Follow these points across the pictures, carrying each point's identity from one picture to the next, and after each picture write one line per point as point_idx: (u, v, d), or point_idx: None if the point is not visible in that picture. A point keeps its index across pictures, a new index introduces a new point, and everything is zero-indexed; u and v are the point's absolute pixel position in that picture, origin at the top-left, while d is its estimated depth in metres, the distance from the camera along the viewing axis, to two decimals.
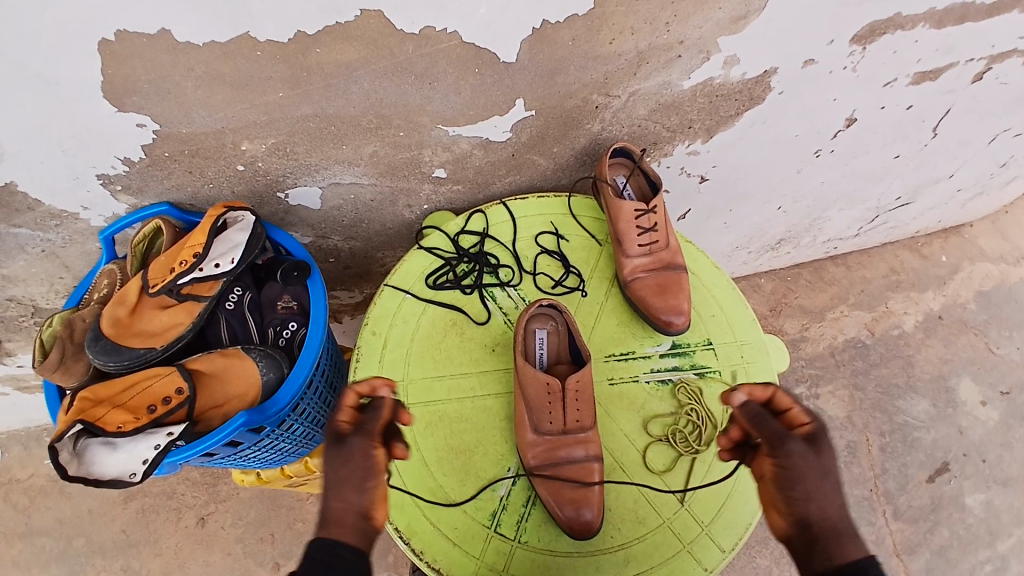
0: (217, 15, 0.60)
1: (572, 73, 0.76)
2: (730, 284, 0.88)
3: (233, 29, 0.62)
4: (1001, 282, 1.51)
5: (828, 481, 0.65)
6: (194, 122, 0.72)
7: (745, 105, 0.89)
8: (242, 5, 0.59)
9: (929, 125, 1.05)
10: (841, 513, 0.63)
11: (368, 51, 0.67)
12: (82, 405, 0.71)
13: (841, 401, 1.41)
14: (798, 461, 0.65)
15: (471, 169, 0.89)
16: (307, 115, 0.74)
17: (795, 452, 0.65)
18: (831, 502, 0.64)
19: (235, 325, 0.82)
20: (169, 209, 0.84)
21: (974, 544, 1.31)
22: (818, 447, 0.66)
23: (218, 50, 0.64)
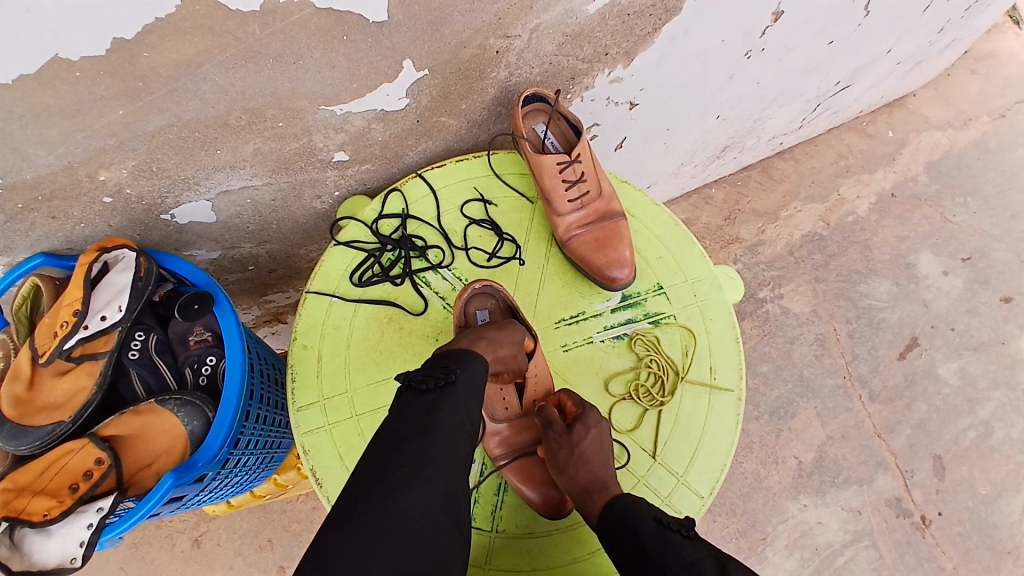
0: (12, 42, 0.49)
1: (459, 20, 0.65)
2: (673, 221, 0.83)
3: (38, 54, 0.50)
4: (950, 149, 1.48)
5: (578, 455, 0.70)
6: (37, 164, 0.61)
7: (661, 19, 0.79)
8: (37, 23, 0.48)
9: (861, 3, 0.98)
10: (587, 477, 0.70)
11: (207, 41, 0.55)
12: (4, 497, 0.64)
13: (805, 296, 1.41)
14: (556, 444, 0.72)
15: (376, 145, 0.79)
16: (162, 127, 0.62)
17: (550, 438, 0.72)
18: (580, 471, 0.70)
19: (147, 374, 0.74)
20: (46, 259, 0.73)
21: (953, 413, 1.36)
22: (571, 429, 0.72)
23: (31, 82, 0.53)
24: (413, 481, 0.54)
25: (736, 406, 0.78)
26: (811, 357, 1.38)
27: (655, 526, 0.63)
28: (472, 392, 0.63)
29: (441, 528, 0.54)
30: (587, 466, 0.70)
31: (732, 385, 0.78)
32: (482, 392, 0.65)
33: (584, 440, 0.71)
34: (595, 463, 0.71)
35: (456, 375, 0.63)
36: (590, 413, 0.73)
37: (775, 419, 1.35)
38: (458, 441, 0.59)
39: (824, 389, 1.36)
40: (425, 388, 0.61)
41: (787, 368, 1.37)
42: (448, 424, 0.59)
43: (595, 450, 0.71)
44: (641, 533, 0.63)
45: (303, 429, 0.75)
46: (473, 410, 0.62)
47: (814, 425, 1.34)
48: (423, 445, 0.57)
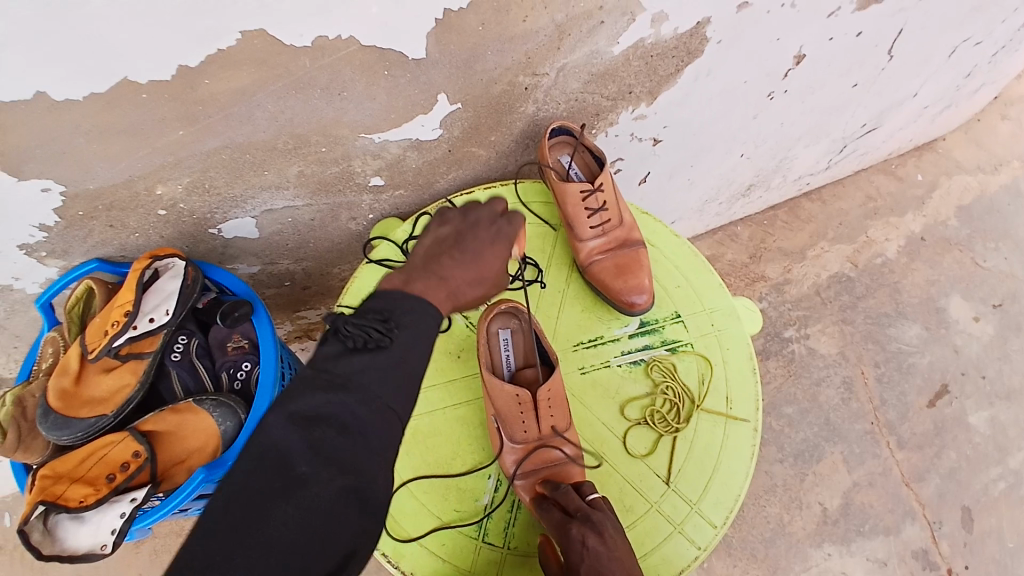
0: (87, 67, 0.55)
1: (491, 58, 0.71)
2: (691, 252, 0.86)
3: (108, 77, 0.57)
4: (981, 193, 1.47)
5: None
6: (98, 176, 0.67)
7: (684, 61, 0.84)
8: (109, 50, 0.54)
9: (884, 48, 1.01)
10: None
11: (261, 72, 0.62)
12: (43, 483, 0.69)
13: (831, 337, 1.39)
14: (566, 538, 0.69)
15: (409, 172, 0.85)
16: (216, 148, 0.69)
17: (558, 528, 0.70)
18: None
19: (186, 376, 0.79)
20: (99, 265, 0.79)
21: (983, 462, 1.32)
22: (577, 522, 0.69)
23: (100, 101, 0.59)
24: (311, 480, 0.55)
25: (752, 437, 0.78)
26: (837, 400, 1.35)
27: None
28: (400, 358, 0.62)
29: (346, 522, 0.55)
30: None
31: (748, 416, 0.79)
32: (423, 345, 0.65)
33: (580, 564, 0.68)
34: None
35: (392, 336, 0.63)
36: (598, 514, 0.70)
37: (800, 462, 1.32)
38: (379, 423, 0.60)
39: (851, 434, 1.33)
40: (354, 346, 0.62)
41: (813, 411, 1.35)
42: (370, 404, 0.60)
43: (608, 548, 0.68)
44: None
45: None
46: (398, 385, 0.62)
47: (840, 470, 1.31)
48: (333, 432, 0.57)
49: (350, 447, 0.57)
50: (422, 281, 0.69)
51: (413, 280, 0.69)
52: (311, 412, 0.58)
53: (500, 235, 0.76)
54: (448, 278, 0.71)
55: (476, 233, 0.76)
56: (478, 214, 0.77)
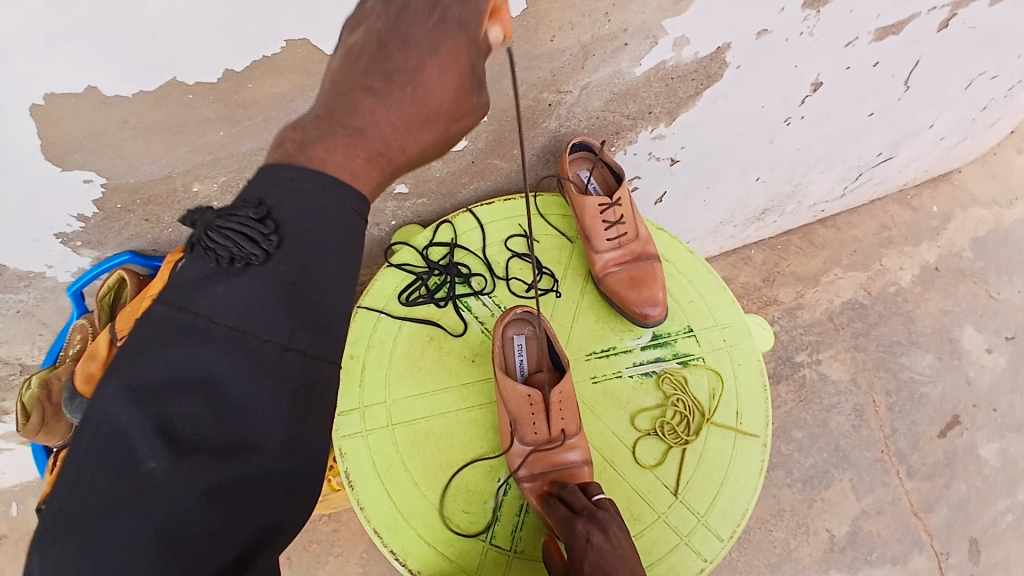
0: (139, 66, 0.58)
1: (518, 74, 0.74)
2: (705, 268, 0.87)
3: (158, 76, 0.60)
4: (996, 226, 1.48)
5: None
6: (139, 171, 0.71)
7: (703, 84, 0.86)
8: (162, 51, 0.58)
9: (900, 78, 1.03)
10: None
11: (301, 79, 0.65)
12: None
13: (843, 364, 1.39)
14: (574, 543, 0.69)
15: (433, 181, 0.87)
16: (253, 149, 0.72)
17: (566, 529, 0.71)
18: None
19: None
20: (132, 257, 0.83)
21: (994, 495, 1.31)
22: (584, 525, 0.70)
23: (148, 98, 0.62)
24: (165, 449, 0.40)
25: (761, 453, 0.79)
26: (848, 427, 1.35)
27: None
28: (284, 268, 0.45)
29: (240, 505, 0.42)
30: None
31: (758, 432, 0.80)
32: (316, 235, 0.46)
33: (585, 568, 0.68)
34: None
35: (274, 239, 0.45)
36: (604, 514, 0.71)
37: (808, 487, 1.31)
38: (252, 367, 0.43)
39: (861, 461, 1.33)
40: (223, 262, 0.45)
41: (823, 437, 1.34)
42: (236, 341, 0.43)
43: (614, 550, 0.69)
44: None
45: (343, 433, 0.80)
46: (282, 306, 0.44)
47: (849, 497, 1.30)
48: (185, 392, 0.42)
49: (218, 405, 0.42)
50: (325, 144, 0.47)
51: (312, 142, 0.47)
52: (150, 366, 0.42)
53: (441, 42, 0.48)
54: (365, 129, 0.47)
55: (406, 38, 0.48)
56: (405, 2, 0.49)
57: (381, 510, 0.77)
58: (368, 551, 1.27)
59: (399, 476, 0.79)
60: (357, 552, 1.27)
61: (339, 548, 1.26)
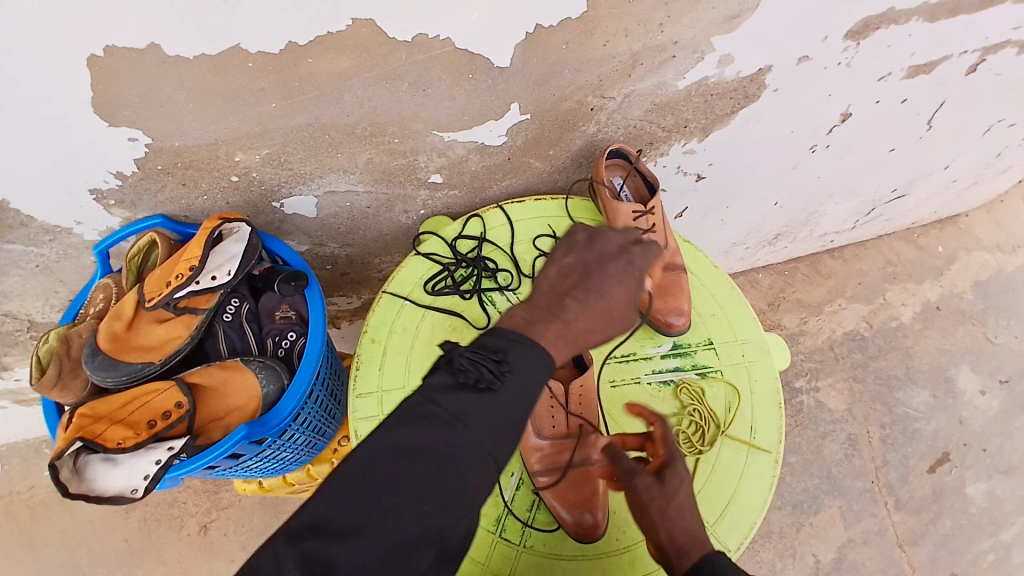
0: (207, 28, 0.59)
1: (566, 76, 0.76)
2: (729, 284, 0.89)
3: (223, 41, 0.61)
4: (998, 271, 1.51)
5: (674, 507, 0.69)
6: (186, 135, 0.71)
7: (740, 103, 0.88)
8: (232, 17, 0.58)
9: (924, 117, 1.06)
10: (684, 533, 0.68)
11: (361, 59, 0.66)
12: (81, 421, 0.71)
13: (840, 393, 1.42)
14: (646, 493, 0.70)
15: (468, 173, 0.89)
16: (301, 124, 0.73)
17: (640, 485, 0.70)
18: (676, 523, 0.69)
19: (233, 336, 0.82)
20: (163, 221, 0.82)
21: (977, 532, 1.33)
22: (662, 480, 0.71)
23: (208, 62, 0.63)
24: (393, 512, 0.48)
25: (772, 468, 0.80)
26: (841, 455, 1.37)
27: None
28: (518, 401, 0.53)
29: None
30: (684, 521, 0.69)
31: (771, 447, 0.81)
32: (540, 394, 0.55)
33: (679, 491, 0.70)
34: (691, 518, 0.70)
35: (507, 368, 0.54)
36: (681, 464, 0.72)
37: (798, 511, 1.33)
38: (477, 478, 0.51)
39: (851, 489, 1.35)
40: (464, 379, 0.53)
41: (816, 463, 1.36)
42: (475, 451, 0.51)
43: (689, 507, 0.70)
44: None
45: (361, 415, 0.81)
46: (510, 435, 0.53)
47: (837, 525, 1.32)
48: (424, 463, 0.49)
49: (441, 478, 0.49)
50: (547, 327, 0.58)
51: (536, 323, 0.58)
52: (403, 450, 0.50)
53: (626, 276, 0.65)
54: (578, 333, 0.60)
55: (604, 268, 0.65)
56: (604, 246, 0.67)
57: None
58: None
59: None
60: None
61: None
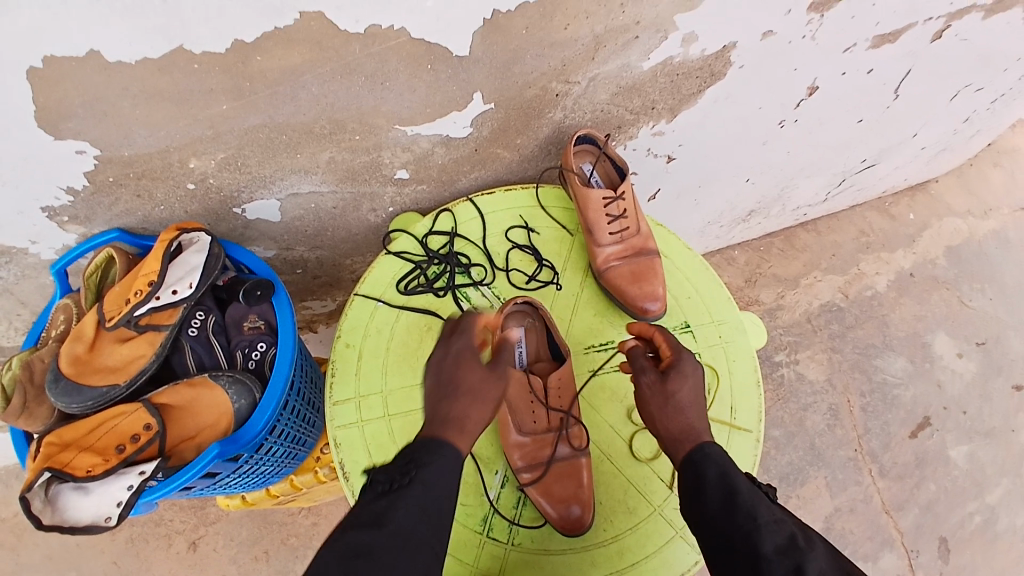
0: (147, 29, 0.56)
1: (529, 62, 0.74)
2: (703, 265, 0.89)
3: (166, 42, 0.58)
4: (969, 236, 1.54)
5: (672, 406, 0.73)
6: (135, 143, 0.68)
7: (706, 82, 0.87)
8: (172, 17, 0.55)
9: (890, 87, 1.06)
10: (679, 427, 0.72)
11: (312, 53, 0.63)
12: (49, 450, 0.67)
13: (820, 364, 1.43)
14: (648, 390, 0.75)
15: (435, 167, 0.86)
16: (256, 125, 0.70)
17: (643, 381, 0.76)
18: (674, 420, 0.72)
19: (201, 351, 0.79)
20: (121, 235, 0.79)
21: (961, 496, 1.36)
22: (664, 377, 0.75)
23: (151, 66, 0.60)
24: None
25: (754, 446, 0.81)
26: (824, 426, 1.39)
27: (748, 484, 0.65)
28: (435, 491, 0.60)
29: None
30: (681, 418, 0.72)
31: (751, 426, 0.81)
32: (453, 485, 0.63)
33: (680, 390, 0.74)
34: (690, 416, 0.72)
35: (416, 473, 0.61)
36: (685, 362, 0.76)
37: (785, 484, 1.35)
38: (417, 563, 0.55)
39: (835, 460, 1.37)
40: (382, 490, 0.60)
41: (800, 435, 1.38)
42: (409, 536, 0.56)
43: (691, 402, 0.73)
44: (736, 482, 0.64)
45: (337, 422, 0.79)
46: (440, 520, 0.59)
47: (823, 495, 1.34)
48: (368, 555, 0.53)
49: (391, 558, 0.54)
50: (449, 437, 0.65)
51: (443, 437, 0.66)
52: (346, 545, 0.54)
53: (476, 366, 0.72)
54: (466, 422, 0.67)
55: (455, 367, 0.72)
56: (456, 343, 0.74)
57: None
58: None
59: None
60: None
61: (318, 541, 1.23)
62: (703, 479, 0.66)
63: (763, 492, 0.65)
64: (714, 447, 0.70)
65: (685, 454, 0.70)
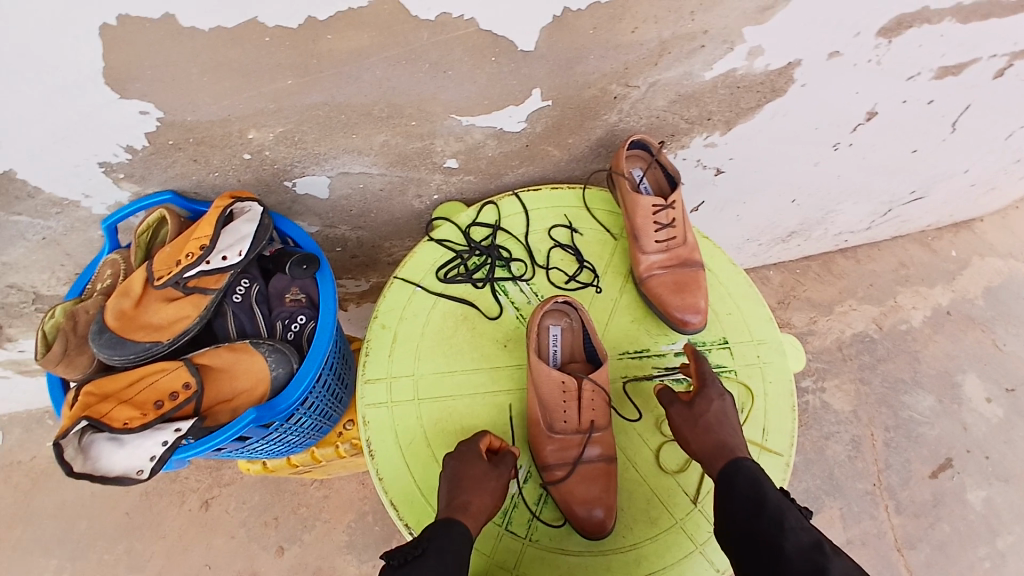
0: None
1: (591, 63, 0.73)
2: (747, 282, 0.88)
3: (241, 13, 0.59)
4: (1011, 278, 1.49)
5: (702, 423, 0.75)
6: (199, 109, 0.69)
7: (766, 97, 0.86)
8: None
9: (949, 120, 1.03)
10: (713, 444, 0.74)
11: (380, 36, 0.64)
12: (87, 400, 0.70)
13: (846, 394, 1.41)
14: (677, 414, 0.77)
15: (484, 159, 0.87)
16: (317, 103, 0.71)
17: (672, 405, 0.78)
18: (705, 437, 0.75)
19: (243, 318, 0.80)
20: (173, 197, 0.81)
21: (972, 539, 1.32)
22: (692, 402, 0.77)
23: (224, 35, 0.61)
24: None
25: (783, 471, 0.80)
26: (843, 457, 1.36)
27: (777, 494, 0.67)
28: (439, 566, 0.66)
29: None
30: (712, 434, 0.75)
31: (782, 450, 0.81)
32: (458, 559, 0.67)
33: (708, 412, 0.76)
34: (720, 431, 0.75)
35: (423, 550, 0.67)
36: (712, 387, 0.78)
37: None
38: None
39: (852, 491, 1.34)
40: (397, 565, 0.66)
41: (818, 463, 1.36)
42: None
43: (719, 422, 0.76)
44: (766, 492, 0.67)
45: (368, 402, 0.81)
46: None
47: (836, 525, 1.32)
48: None
49: None
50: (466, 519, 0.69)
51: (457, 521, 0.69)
52: None
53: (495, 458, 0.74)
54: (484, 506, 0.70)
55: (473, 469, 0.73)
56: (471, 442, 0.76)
57: (399, 482, 0.78)
58: (355, 521, 1.25)
59: (421, 451, 0.79)
60: (344, 522, 1.25)
61: (327, 514, 1.25)
62: (735, 486, 0.69)
63: (793, 502, 0.68)
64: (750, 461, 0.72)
65: (720, 468, 0.72)
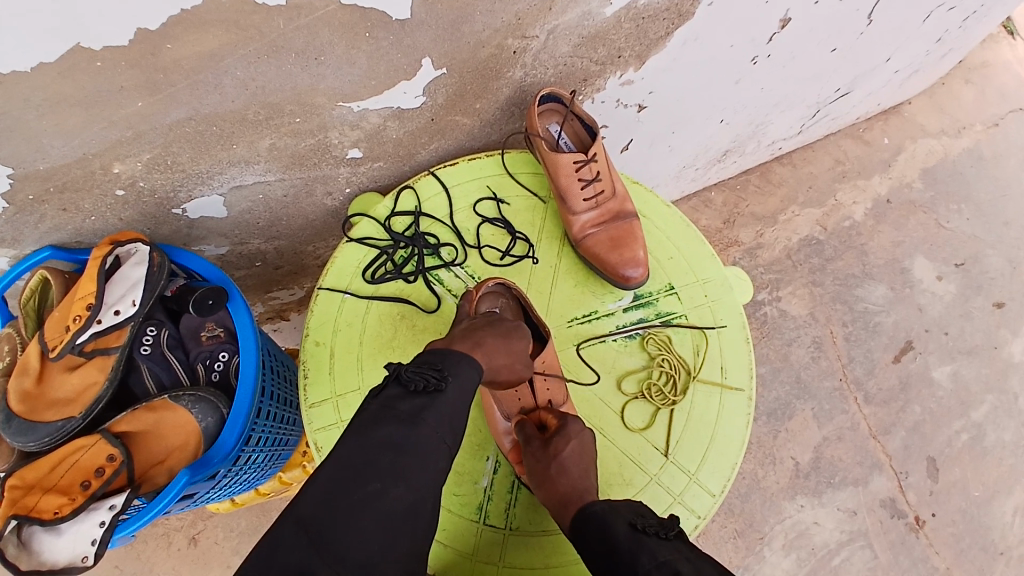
0: (43, 29, 0.48)
1: (480, 20, 0.66)
2: (683, 223, 0.85)
3: (61, 42, 0.50)
4: (944, 156, 1.51)
5: (556, 467, 0.71)
6: (51, 155, 0.60)
7: (674, 24, 0.80)
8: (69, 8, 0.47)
9: (864, 12, 1.00)
10: (565, 489, 0.70)
11: (231, 34, 0.55)
12: (13, 495, 0.63)
13: (802, 300, 1.43)
14: (531, 459, 0.73)
15: (389, 142, 0.79)
16: (180, 120, 0.62)
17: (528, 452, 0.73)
18: (558, 483, 0.70)
19: (159, 369, 0.74)
20: (54, 252, 0.70)
21: (947, 415, 1.39)
22: (548, 442, 0.73)
23: (52, 70, 0.52)
24: (389, 495, 0.55)
25: (746, 406, 0.80)
26: (808, 359, 1.40)
27: (627, 531, 0.64)
28: (459, 400, 0.64)
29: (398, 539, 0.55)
30: (566, 478, 0.71)
31: (743, 385, 0.80)
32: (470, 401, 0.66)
33: (563, 451, 0.72)
34: (578, 477, 0.71)
35: (447, 384, 0.63)
36: (570, 425, 0.74)
37: (773, 419, 1.37)
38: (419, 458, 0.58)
39: (821, 391, 1.38)
40: (414, 390, 0.62)
41: (785, 370, 1.39)
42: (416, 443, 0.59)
43: (574, 461, 0.72)
44: (616, 534, 0.64)
45: (316, 426, 0.76)
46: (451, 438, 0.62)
47: (811, 426, 1.37)
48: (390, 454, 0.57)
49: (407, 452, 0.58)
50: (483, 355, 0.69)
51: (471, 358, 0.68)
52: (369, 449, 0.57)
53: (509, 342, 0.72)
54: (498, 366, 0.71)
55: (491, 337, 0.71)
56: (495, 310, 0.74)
57: None
58: None
59: None
60: None
61: None
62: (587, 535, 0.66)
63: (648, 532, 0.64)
64: (600, 505, 0.69)
65: (571, 515, 0.69)
